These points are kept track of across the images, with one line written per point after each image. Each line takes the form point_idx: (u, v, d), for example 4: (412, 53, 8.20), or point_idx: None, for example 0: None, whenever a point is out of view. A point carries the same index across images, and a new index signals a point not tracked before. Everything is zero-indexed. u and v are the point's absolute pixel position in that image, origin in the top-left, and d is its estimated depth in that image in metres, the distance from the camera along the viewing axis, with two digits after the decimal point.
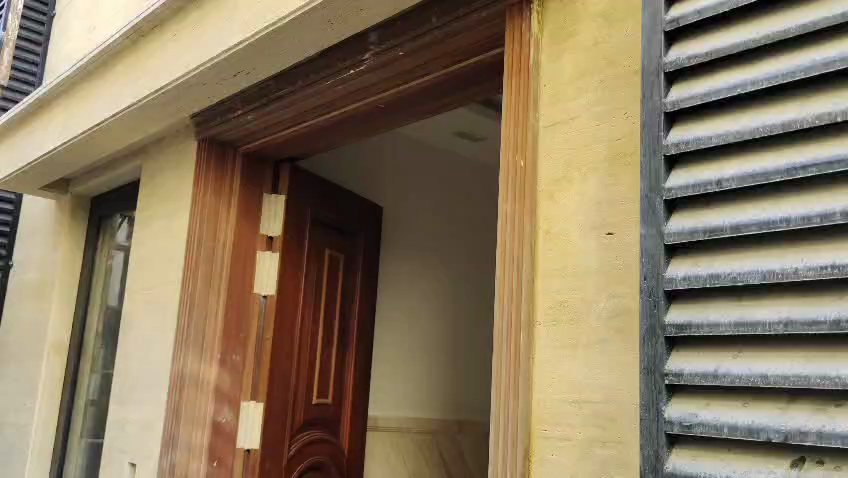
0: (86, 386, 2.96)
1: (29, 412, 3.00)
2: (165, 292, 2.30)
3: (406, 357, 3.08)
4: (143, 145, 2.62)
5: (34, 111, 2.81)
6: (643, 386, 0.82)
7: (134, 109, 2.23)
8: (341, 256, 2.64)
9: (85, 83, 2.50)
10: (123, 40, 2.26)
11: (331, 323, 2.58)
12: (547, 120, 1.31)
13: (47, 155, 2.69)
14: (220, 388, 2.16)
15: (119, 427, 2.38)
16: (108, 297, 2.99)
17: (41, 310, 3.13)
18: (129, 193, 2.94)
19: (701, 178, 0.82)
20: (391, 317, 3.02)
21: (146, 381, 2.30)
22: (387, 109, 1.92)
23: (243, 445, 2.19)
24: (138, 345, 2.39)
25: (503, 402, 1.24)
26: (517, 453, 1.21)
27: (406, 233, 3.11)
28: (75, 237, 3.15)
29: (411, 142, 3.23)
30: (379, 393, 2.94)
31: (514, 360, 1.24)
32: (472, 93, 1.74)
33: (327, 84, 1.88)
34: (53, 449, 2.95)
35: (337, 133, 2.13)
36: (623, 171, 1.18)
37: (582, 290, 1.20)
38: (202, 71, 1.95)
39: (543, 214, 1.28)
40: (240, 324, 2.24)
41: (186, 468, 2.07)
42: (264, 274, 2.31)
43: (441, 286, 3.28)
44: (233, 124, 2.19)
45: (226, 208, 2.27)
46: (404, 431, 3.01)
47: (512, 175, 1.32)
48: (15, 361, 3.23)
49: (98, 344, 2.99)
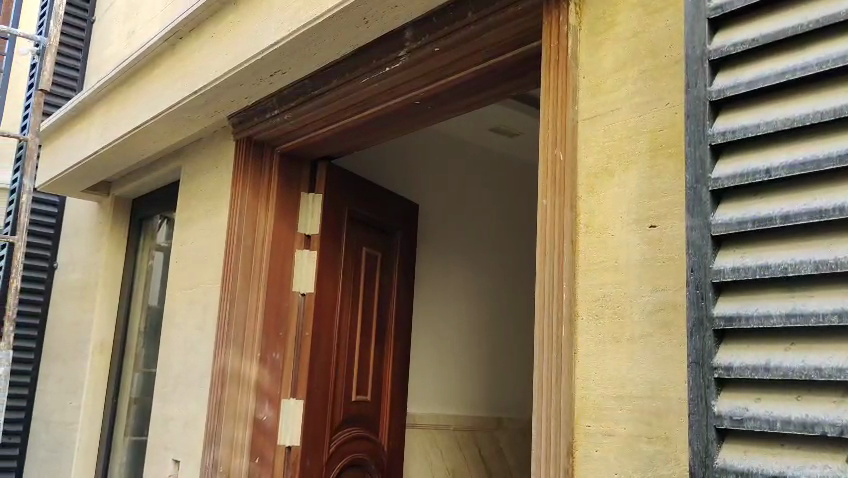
0: (130, 383, 3.02)
1: (75, 411, 3.06)
2: (205, 291, 2.33)
3: (444, 354, 3.07)
4: (183, 147, 2.65)
5: (77, 115, 2.87)
6: (691, 380, 0.81)
7: (174, 111, 2.26)
8: (378, 255, 2.65)
9: (125, 86, 2.54)
10: (162, 43, 2.29)
11: (369, 320, 2.58)
12: (586, 113, 1.29)
13: (89, 158, 2.74)
14: (261, 385, 2.18)
15: (163, 424, 2.41)
16: (150, 297, 3.04)
17: (84, 311, 3.19)
18: (169, 194, 2.98)
19: (749, 166, 0.80)
20: (429, 315, 3.02)
21: (189, 379, 2.32)
22: (423, 106, 1.91)
23: (284, 442, 2.21)
24: (179, 343, 2.42)
25: (546, 398, 1.23)
26: (560, 448, 1.20)
27: (442, 231, 3.11)
28: (117, 238, 3.21)
29: (447, 139, 3.23)
30: (418, 391, 2.94)
31: (556, 356, 1.23)
32: (509, 87, 1.73)
33: (362, 82, 1.88)
34: (99, 446, 3.01)
35: (373, 131, 2.13)
36: (666, 163, 1.16)
37: (625, 285, 1.19)
38: (239, 72, 1.97)
39: (583, 208, 1.27)
40: (279, 323, 2.26)
41: (228, 465, 2.10)
42: (302, 272, 2.33)
43: (478, 283, 3.27)
44: (269, 124, 2.20)
45: (264, 207, 2.29)
46: (443, 429, 3.01)
47: (552, 170, 1.31)
48: (61, 361, 3.29)
49: (140, 342, 3.04)
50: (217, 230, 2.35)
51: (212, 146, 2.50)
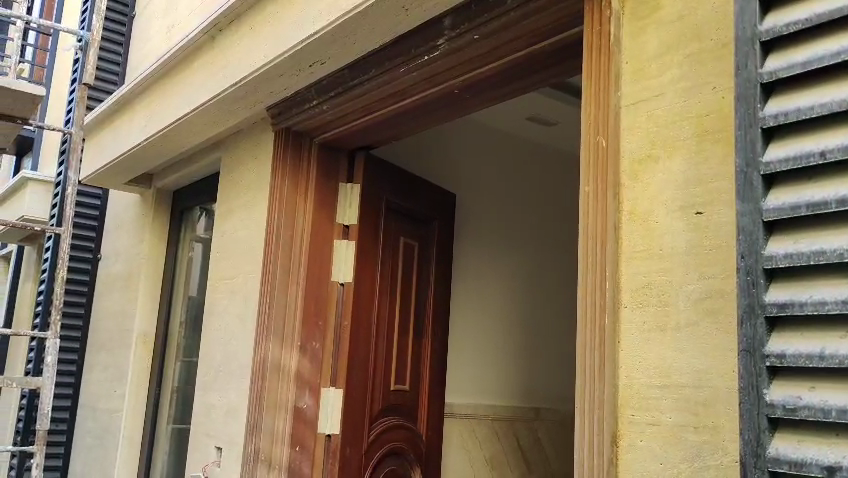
0: (173, 372, 3.08)
1: (119, 399, 3.12)
2: (246, 280, 2.36)
3: (481, 344, 3.07)
4: (222, 138, 2.68)
5: (119, 108, 2.92)
6: (741, 368, 0.76)
7: (214, 102, 2.28)
8: (416, 245, 2.65)
9: (165, 79, 2.57)
10: (202, 36, 2.31)
11: (407, 310, 2.59)
12: (628, 99, 1.27)
13: (131, 150, 2.78)
14: (301, 374, 2.20)
15: (205, 413, 2.45)
16: (191, 288, 3.09)
17: (128, 301, 3.25)
18: (208, 186, 3.02)
19: (803, 149, 0.75)
20: (467, 305, 3.02)
21: (231, 368, 2.36)
22: (461, 95, 1.91)
23: (324, 431, 2.22)
24: (221, 332, 2.46)
25: (589, 385, 1.23)
26: (604, 437, 1.19)
27: (478, 221, 3.10)
28: (158, 229, 3.25)
29: (484, 128, 3.21)
30: (456, 380, 2.94)
31: (600, 344, 1.22)
32: (548, 75, 1.71)
33: (400, 72, 1.88)
34: (143, 433, 3.07)
35: (411, 121, 2.13)
36: (713, 148, 1.14)
37: (670, 272, 1.17)
38: (278, 63, 1.98)
39: (626, 195, 1.25)
40: (318, 312, 2.28)
41: (270, 453, 2.13)
42: (340, 262, 2.34)
43: (516, 273, 3.25)
44: (307, 114, 2.21)
45: (303, 198, 2.30)
46: (481, 418, 3.01)
47: (595, 156, 1.30)
48: (105, 350, 3.36)
49: (182, 331, 3.09)
50: (257, 221, 2.37)
51: (250, 138, 2.52)
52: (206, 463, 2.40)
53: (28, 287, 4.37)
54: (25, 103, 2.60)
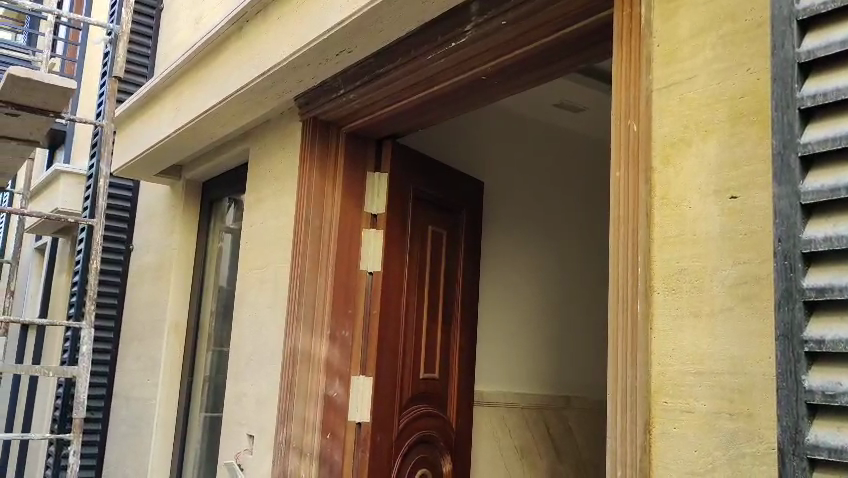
0: (204, 362, 3.11)
1: (152, 387, 3.16)
2: (275, 270, 2.38)
3: (510, 333, 3.06)
4: (250, 128, 2.70)
5: (149, 100, 2.95)
6: (779, 354, 0.75)
7: (242, 93, 2.29)
8: (444, 234, 2.64)
9: (194, 71, 2.59)
10: (230, 26, 2.32)
11: (436, 298, 2.58)
12: (659, 82, 1.25)
13: (161, 142, 2.81)
14: (330, 362, 2.22)
15: (237, 401, 2.48)
16: (221, 278, 3.12)
17: (159, 291, 3.29)
18: (238, 177, 3.04)
19: (842, 130, 0.73)
20: (495, 293, 3.01)
21: (261, 357, 2.38)
22: (489, 82, 1.89)
23: (355, 418, 2.23)
24: (251, 321, 2.48)
25: (621, 372, 1.22)
26: (636, 425, 1.18)
27: (506, 209, 3.09)
28: (188, 220, 3.28)
29: (512, 115, 3.19)
30: (486, 370, 2.94)
31: (632, 330, 1.21)
32: (577, 60, 1.70)
33: (427, 59, 1.87)
34: (176, 421, 3.12)
35: (438, 109, 2.12)
36: (747, 131, 1.12)
37: (703, 258, 1.15)
38: (305, 52, 1.98)
39: (658, 180, 1.23)
40: (348, 301, 2.29)
41: (301, 441, 2.15)
42: (368, 251, 2.34)
43: (545, 261, 3.23)
44: (334, 103, 2.22)
45: (331, 187, 2.31)
46: (511, 407, 3.01)
47: (626, 141, 1.28)
48: (138, 340, 3.41)
49: (213, 321, 3.13)
50: (286, 211, 2.38)
51: (278, 128, 2.53)
52: (238, 451, 2.42)
53: (63, 278, 4.44)
54: (57, 97, 2.63)
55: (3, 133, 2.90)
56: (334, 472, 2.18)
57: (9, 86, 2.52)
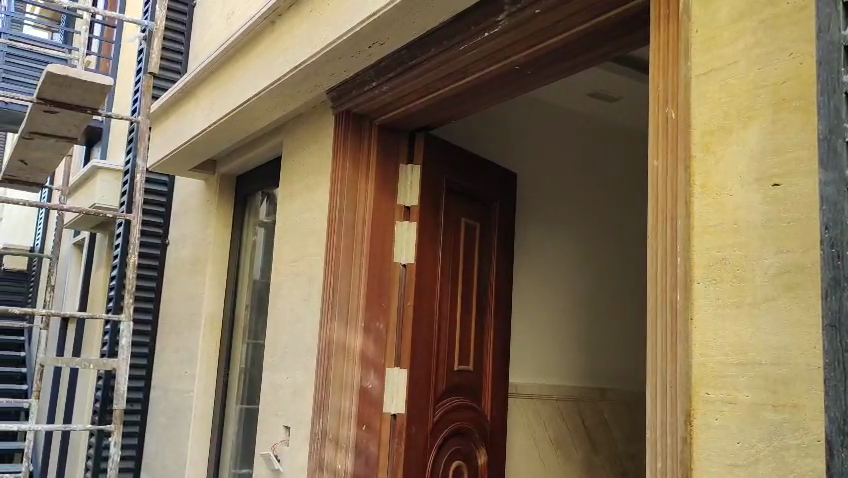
0: (240, 354, 3.15)
1: (190, 379, 3.21)
2: (309, 263, 2.39)
3: (544, 325, 3.04)
4: (283, 122, 2.72)
5: (183, 96, 2.98)
6: (827, 344, 0.73)
7: (275, 87, 2.31)
8: (477, 226, 2.63)
9: (228, 66, 2.62)
10: (263, 21, 2.34)
11: (470, 291, 2.57)
12: (699, 69, 1.23)
13: (195, 137, 2.84)
14: (365, 354, 2.23)
15: (273, 393, 2.50)
16: (255, 271, 3.14)
17: (196, 284, 3.33)
18: (271, 171, 3.06)
19: None
20: (528, 286, 3.00)
21: (297, 349, 2.40)
22: (522, 72, 1.88)
23: (389, 410, 2.24)
24: (286, 314, 2.50)
25: (661, 364, 1.20)
26: (677, 417, 1.16)
27: (539, 201, 3.07)
28: (223, 214, 3.31)
29: (544, 106, 3.17)
30: (519, 362, 2.93)
31: (673, 321, 1.19)
32: (613, 48, 1.68)
33: (460, 50, 1.86)
34: (214, 413, 3.16)
35: (471, 100, 2.11)
36: (790, 117, 1.10)
37: (746, 247, 1.13)
38: (338, 45, 1.98)
39: (698, 168, 1.21)
40: (381, 293, 2.29)
41: (337, 433, 2.17)
42: (402, 243, 2.34)
43: (579, 253, 3.21)
44: (367, 96, 2.22)
45: (364, 180, 2.32)
46: (545, 399, 3.00)
47: (665, 129, 1.26)
48: (175, 332, 3.45)
49: (248, 314, 3.16)
50: (319, 204, 2.39)
51: (311, 121, 2.55)
52: (275, 442, 2.45)
53: (101, 273, 4.52)
54: (95, 94, 2.67)
55: (42, 130, 2.96)
56: (369, 463, 2.19)
57: (48, 84, 2.56)
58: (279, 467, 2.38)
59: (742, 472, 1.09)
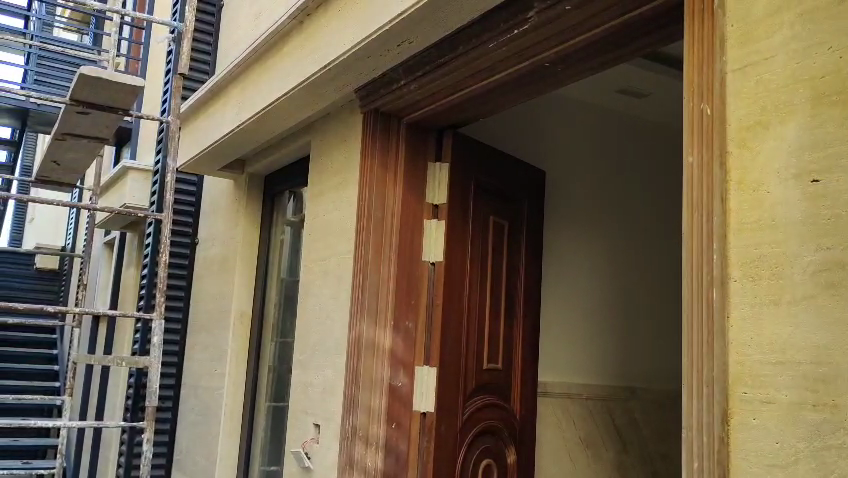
0: (269, 352, 3.17)
1: (220, 376, 3.23)
2: (339, 261, 2.40)
3: (573, 324, 3.02)
4: (311, 121, 2.73)
5: (212, 96, 3.01)
6: None
7: (304, 87, 2.32)
8: (505, 225, 2.62)
9: (256, 65, 2.64)
10: (291, 20, 2.35)
11: (498, 289, 2.56)
12: (734, 64, 1.21)
13: (224, 136, 2.87)
14: (395, 352, 2.23)
15: (302, 390, 2.52)
16: (283, 269, 3.16)
17: (225, 282, 3.36)
18: (300, 169, 3.07)
19: None
20: (556, 282, 2.98)
21: (327, 346, 2.41)
22: (553, 69, 1.87)
23: (419, 408, 2.24)
24: (316, 311, 2.52)
25: (697, 362, 1.19)
26: (714, 417, 1.15)
27: (568, 198, 3.06)
28: (252, 213, 3.34)
29: (572, 103, 3.15)
30: (548, 359, 2.91)
31: (709, 319, 1.18)
32: (645, 44, 1.66)
33: (489, 47, 1.86)
34: (243, 410, 3.19)
35: (501, 98, 2.10)
36: (829, 112, 1.08)
37: (783, 244, 1.12)
38: (366, 44, 1.98)
39: (734, 165, 1.20)
40: (410, 291, 2.29)
41: (367, 430, 2.17)
42: (430, 241, 2.34)
43: (608, 251, 3.18)
44: (395, 94, 2.22)
45: (392, 178, 2.32)
46: (575, 397, 2.98)
47: (699, 125, 1.25)
48: (205, 331, 3.48)
49: (276, 312, 3.18)
50: (349, 202, 2.40)
51: (339, 120, 2.56)
52: (305, 440, 2.46)
53: (131, 272, 4.58)
54: (126, 95, 2.71)
55: (74, 131, 3.00)
56: (399, 460, 2.20)
57: (80, 85, 2.59)
58: (308, 464, 2.39)
59: (781, 472, 1.07)
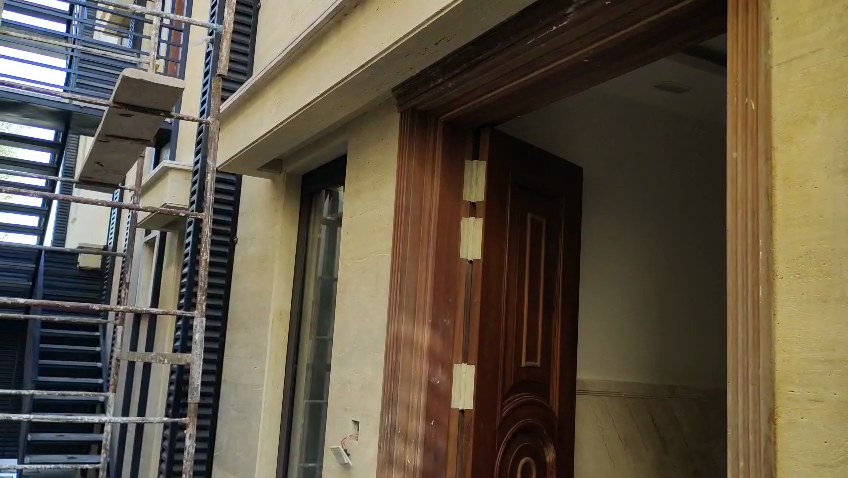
0: (307, 349, 3.21)
1: (259, 374, 3.27)
2: (378, 260, 2.42)
3: (612, 321, 3.00)
4: (348, 121, 2.75)
5: (251, 96, 3.05)
6: None
7: (341, 87, 2.34)
8: (543, 222, 2.61)
9: (294, 66, 2.66)
10: (329, 21, 2.37)
11: (536, 287, 2.55)
12: (779, 57, 1.20)
13: (263, 136, 2.90)
14: (433, 349, 2.24)
15: (341, 387, 2.54)
16: (321, 268, 3.19)
17: (264, 280, 3.40)
18: (338, 169, 3.10)
19: None
20: (595, 280, 2.96)
21: (365, 344, 2.43)
22: (591, 65, 1.86)
23: (458, 405, 2.25)
24: (354, 309, 2.54)
25: (743, 360, 1.17)
26: (760, 415, 1.14)
27: (606, 195, 3.03)
28: (290, 212, 3.37)
29: (610, 99, 3.12)
30: (587, 358, 2.90)
31: (755, 316, 1.17)
32: (685, 38, 1.65)
33: (527, 44, 1.85)
34: (282, 407, 3.22)
35: (538, 95, 2.10)
36: None
37: (831, 241, 1.10)
38: (404, 43, 1.99)
39: (780, 160, 1.18)
40: (448, 288, 2.30)
41: (406, 427, 2.19)
42: (468, 239, 2.34)
43: (648, 248, 3.15)
44: (433, 92, 2.23)
45: (430, 176, 2.33)
46: (614, 396, 2.97)
47: (743, 119, 1.23)
48: (245, 328, 3.53)
49: (314, 309, 3.21)
50: (386, 201, 2.42)
51: (377, 119, 2.57)
52: (344, 436, 2.48)
53: (172, 271, 4.66)
54: (167, 97, 2.75)
55: (117, 133, 3.06)
56: (439, 458, 2.21)
57: (123, 87, 2.65)
58: (348, 461, 2.41)
59: (830, 471, 1.06)
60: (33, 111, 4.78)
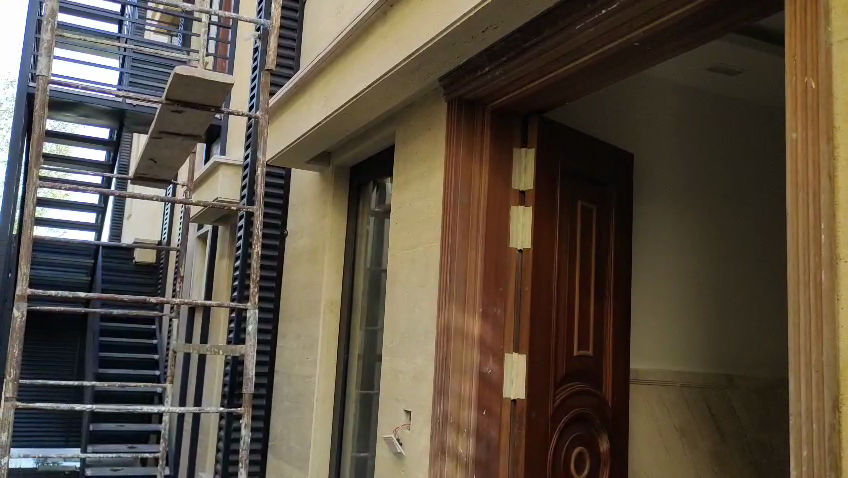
0: (358, 339, 3.23)
1: (311, 364, 3.31)
2: (427, 251, 2.42)
3: (665, 310, 2.95)
4: (394, 112, 2.75)
5: (298, 90, 3.08)
6: None
7: (388, 78, 2.34)
8: (593, 210, 2.57)
9: (340, 59, 2.68)
10: (375, 12, 2.37)
11: (587, 276, 2.53)
12: (840, 34, 1.16)
13: (310, 130, 2.93)
14: (484, 340, 2.24)
15: (392, 377, 2.56)
16: (370, 259, 3.21)
17: (315, 272, 3.43)
18: (385, 161, 3.12)
19: None
20: (647, 268, 2.91)
21: (416, 335, 2.44)
22: (642, 48, 1.82)
23: (509, 395, 2.24)
24: (404, 300, 2.55)
25: (806, 346, 1.14)
26: (825, 402, 1.10)
27: (657, 181, 2.98)
28: (339, 204, 3.40)
29: (659, 84, 3.06)
30: (641, 346, 2.86)
31: (818, 301, 1.13)
32: (739, 19, 1.60)
33: (575, 29, 1.83)
34: (335, 397, 3.26)
35: (586, 81, 2.07)
36: None
37: None
38: (450, 33, 1.98)
39: (843, 141, 1.14)
40: (499, 278, 2.29)
41: (458, 417, 2.19)
42: (517, 228, 2.32)
43: (703, 235, 3.08)
44: (480, 81, 2.22)
45: (479, 166, 2.32)
46: (669, 385, 2.92)
47: (803, 99, 1.19)
48: (297, 320, 3.57)
49: (364, 300, 3.23)
50: (435, 191, 2.42)
51: (424, 109, 2.57)
52: (396, 426, 2.50)
53: (224, 264, 4.75)
54: (218, 93, 2.80)
55: (171, 129, 3.12)
56: (491, 447, 2.21)
57: (175, 84, 2.70)
58: (401, 450, 2.42)
59: None
60: (90, 110, 4.91)
